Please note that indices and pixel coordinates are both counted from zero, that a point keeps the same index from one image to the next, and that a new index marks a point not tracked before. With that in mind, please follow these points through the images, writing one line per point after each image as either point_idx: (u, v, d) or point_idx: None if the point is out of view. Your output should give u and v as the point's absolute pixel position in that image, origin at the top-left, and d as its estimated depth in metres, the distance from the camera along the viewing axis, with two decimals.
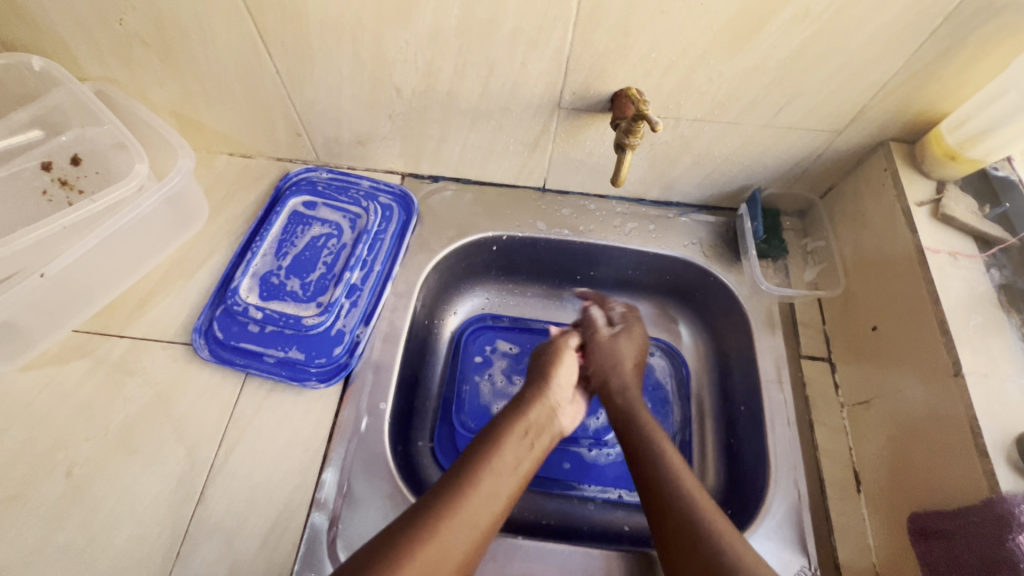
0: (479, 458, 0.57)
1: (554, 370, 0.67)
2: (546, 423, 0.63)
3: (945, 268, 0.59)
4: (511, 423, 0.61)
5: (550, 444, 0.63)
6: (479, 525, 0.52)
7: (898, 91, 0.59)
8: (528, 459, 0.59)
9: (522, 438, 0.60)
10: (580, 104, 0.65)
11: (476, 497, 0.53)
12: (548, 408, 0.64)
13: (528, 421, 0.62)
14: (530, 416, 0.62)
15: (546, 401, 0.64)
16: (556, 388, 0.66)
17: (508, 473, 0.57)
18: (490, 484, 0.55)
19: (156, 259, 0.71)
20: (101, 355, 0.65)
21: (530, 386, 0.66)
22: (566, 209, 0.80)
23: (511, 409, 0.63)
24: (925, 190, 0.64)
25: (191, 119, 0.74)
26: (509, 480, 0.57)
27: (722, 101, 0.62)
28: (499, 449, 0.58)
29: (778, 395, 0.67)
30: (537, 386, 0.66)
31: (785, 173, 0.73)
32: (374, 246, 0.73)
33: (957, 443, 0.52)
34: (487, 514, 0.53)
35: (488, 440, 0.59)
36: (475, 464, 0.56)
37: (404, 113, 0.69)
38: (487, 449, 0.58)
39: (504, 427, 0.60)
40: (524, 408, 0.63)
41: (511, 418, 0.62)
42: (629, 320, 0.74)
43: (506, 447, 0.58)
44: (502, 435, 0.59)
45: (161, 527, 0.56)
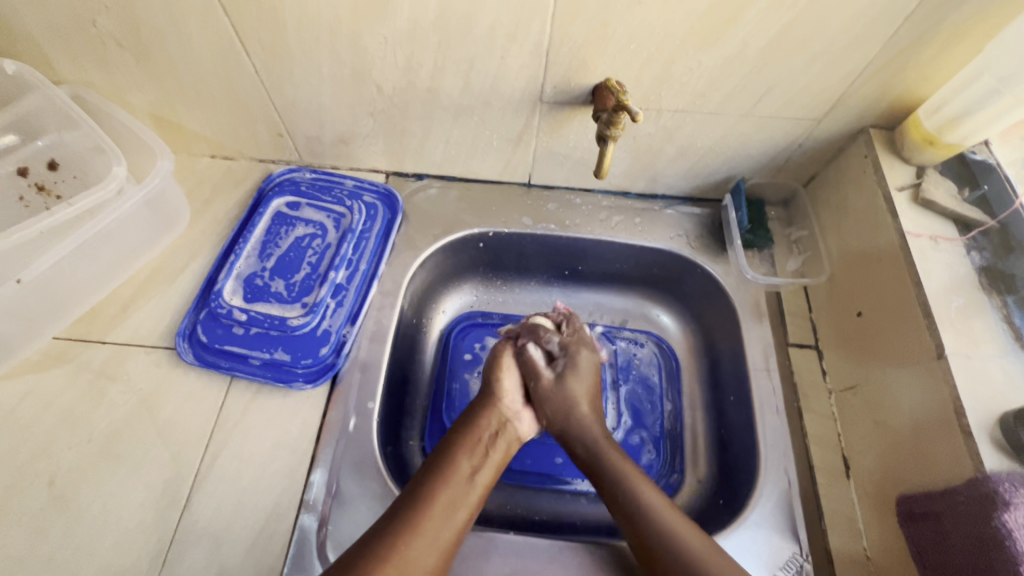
0: (435, 470, 0.57)
1: (501, 380, 0.66)
2: (500, 430, 0.63)
3: (927, 251, 0.59)
4: (465, 433, 0.61)
5: (507, 450, 0.63)
6: (441, 538, 0.53)
7: (875, 77, 0.60)
8: (487, 468, 0.60)
9: (478, 447, 0.60)
10: (561, 98, 0.64)
11: (435, 508, 0.54)
12: (501, 414, 0.64)
13: (480, 430, 0.62)
14: (482, 425, 0.62)
15: (498, 409, 0.64)
16: (507, 394, 0.65)
17: (464, 485, 0.57)
18: (448, 496, 0.55)
19: (138, 263, 0.70)
20: (83, 362, 0.64)
21: (481, 394, 0.65)
22: (552, 204, 0.80)
23: (464, 419, 0.63)
24: (905, 175, 0.64)
25: (171, 121, 0.73)
26: (470, 488, 0.57)
27: (702, 91, 0.62)
28: (454, 460, 0.58)
29: (766, 383, 0.67)
30: (487, 396, 0.65)
31: (768, 163, 0.74)
32: (359, 245, 0.73)
33: (942, 424, 0.52)
34: (448, 525, 0.54)
35: (442, 452, 0.59)
36: (433, 476, 0.56)
37: (385, 110, 0.68)
38: (442, 462, 0.58)
39: (458, 436, 0.61)
40: (476, 417, 0.62)
41: (466, 427, 0.62)
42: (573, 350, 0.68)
43: (462, 456, 0.59)
44: (454, 447, 0.59)
45: (147, 533, 0.55)
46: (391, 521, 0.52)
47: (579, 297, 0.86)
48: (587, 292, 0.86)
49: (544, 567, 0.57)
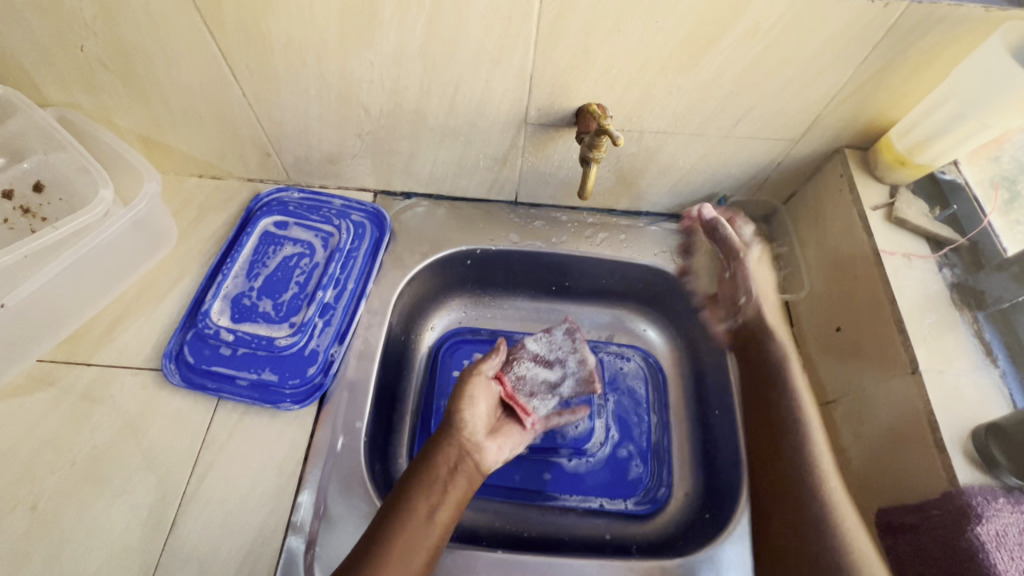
0: (391, 516, 0.55)
1: (461, 412, 0.64)
2: (460, 464, 0.61)
3: (900, 268, 0.61)
4: (424, 472, 0.59)
5: (469, 483, 0.61)
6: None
7: (848, 101, 0.62)
8: (445, 508, 0.57)
9: (437, 485, 0.58)
10: (546, 120, 0.66)
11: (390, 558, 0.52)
12: (460, 447, 0.62)
13: (438, 465, 0.60)
14: (440, 459, 0.60)
15: (456, 441, 0.62)
16: (467, 425, 0.63)
17: (422, 526, 0.55)
18: (404, 542, 0.53)
19: (124, 284, 0.70)
20: (67, 385, 0.63)
21: (441, 427, 0.63)
22: (539, 221, 0.81)
23: (424, 454, 0.61)
24: (880, 194, 0.66)
25: (158, 142, 0.73)
26: (428, 532, 0.55)
27: (683, 113, 0.64)
28: (410, 504, 0.56)
29: (750, 399, 0.69)
30: (448, 428, 0.63)
31: (748, 181, 0.75)
32: (347, 264, 0.73)
33: (918, 438, 0.53)
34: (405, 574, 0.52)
35: (400, 493, 0.57)
36: (389, 521, 0.54)
37: (373, 131, 0.69)
38: (398, 505, 0.55)
39: (416, 475, 0.58)
40: (433, 452, 0.60)
41: (425, 463, 0.60)
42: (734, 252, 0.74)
43: (418, 498, 0.56)
44: (411, 485, 0.57)
45: (132, 558, 0.55)
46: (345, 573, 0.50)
47: (566, 311, 0.87)
48: (574, 307, 0.87)
49: None
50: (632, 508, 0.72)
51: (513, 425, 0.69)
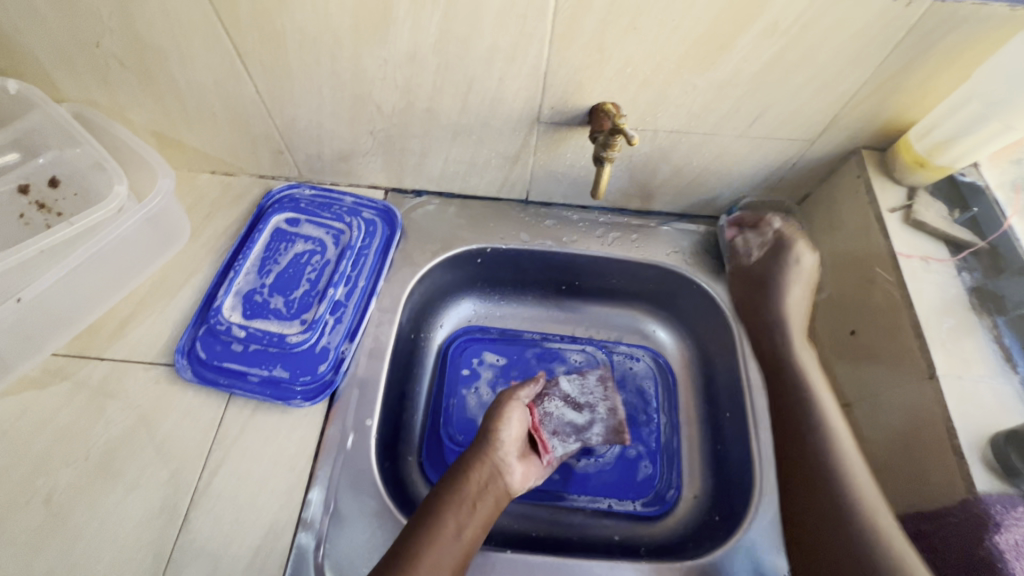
0: (419, 537, 0.54)
1: (498, 430, 0.64)
2: (490, 483, 0.61)
3: (918, 272, 0.60)
4: (454, 493, 0.58)
5: (497, 503, 0.60)
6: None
7: (866, 101, 0.61)
8: (472, 532, 0.57)
9: (465, 508, 0.57)
10: (558, 118, 0.65)
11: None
12: (493, 466, 0.62)
13: (471, 482, 0.60)
14: (472, 477, 0.60)
15: (490, 460, 0.62)
16: (501, 444, 0.63)
17: (450, 543, 0.54)
18: (432, 564, 0.52)
19: (137, 279, 0.71)
20: (81, 379, 0.64)
21: (475, 444, 0.63)
22: (550, 220, 0.81)
23: (456, 475, 0.61)
24: (897, 196, 0.65)
25: (171, 138, 0.74)
26: (455, 556, 0.54)
27: (697, 113, 0.63)
28: (439, 524, 0.55)
29: (762, 400, 0.68)
30: (481, 445, 0.63)
31: (762, 182, 0.75)
32: (358, 261, 0.73)
33: (934, 443, 0.53)
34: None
35: (429, 512, 0.56)
36: (418, 541, 0.53)
37: (385, 129, 0.69)
38: (427, 524, 0.55)
39: (446, 495, 0.58)
40: (466, 469, 0.60)
41: (457, 483, 0.59)
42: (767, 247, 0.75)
43: (448, 518, 0.56)
44: (442, 500, 0.57)
45: (145, 552, 0.55)
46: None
47: (575, 311, 0.86)
48: (584, 307, 0.86)
49: None
50: (641, 509, 0.72)
51: (535, 456, 0.68)
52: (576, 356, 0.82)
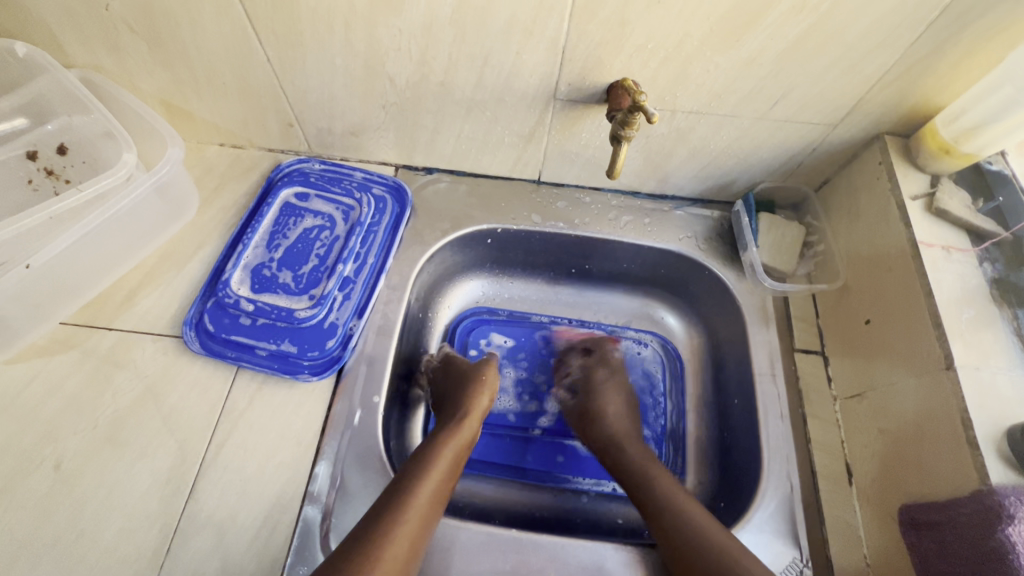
0: (414, 469, 0.57)
1: (483, 387, 0.69)
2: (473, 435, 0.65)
3: (939, 261, 0.59)
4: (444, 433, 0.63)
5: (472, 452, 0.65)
6: (416, 536, 0.53)
7: (893, 84, 0.59)
8: (456, 467, 0.61)
9: (456, 446, 0.62)
10: (576, 95, 0.64)
11: (416, 504, 0.54)
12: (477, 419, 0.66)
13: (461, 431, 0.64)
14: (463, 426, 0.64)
15: (476, 414, 0.66)
16: (484, 399, 0.68)
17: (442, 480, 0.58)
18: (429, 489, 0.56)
19: (145, 250, 0.70)
20: (90, 348, 0.64)
21: (460, 396, 0.67)
22: (562, 201, 0.80)
23: (442, 422, 0.65)
24: (920, 184, 0.64)
25: (180, 108, 0.73)
26: (444, 488, 0.58)
27: (718, 93, 0.62)
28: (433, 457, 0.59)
29: (771, 388, 0.67)
30: (468, 398, 0.67)
31: (780, 167, 0.73)
32: (368, 238, 0.72)
33: (946, 434, 0.52)
34: (423, 524, 0.54)
35: (423, 450, 0.60)
36: (414, 471, 0.57)
37: (397, 103, 0.68)
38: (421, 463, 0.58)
39: (438, 437, 0.62)
40: (458, 418, 0.65)
41: (445, 427, 0.64)
42: (591, 371, 0.75)
43: (444, 454, 0.60)
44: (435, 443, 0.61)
45: (152, 520, 0.56)
46: (377, 521, 0.52)
47: (583, 295, 0.86)
48: (593, 291, 0.86)
49: (545, 563, 0.58)
50: None
51: None
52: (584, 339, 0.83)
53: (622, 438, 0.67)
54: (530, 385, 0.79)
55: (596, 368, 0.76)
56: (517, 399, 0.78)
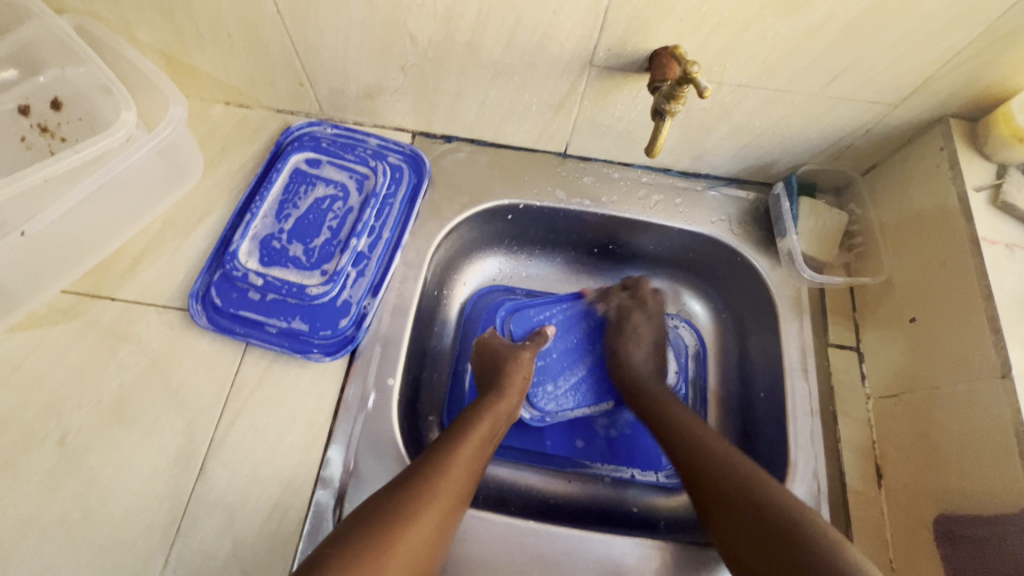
0: (448, 441, 0.56)
1: (519, 368, 0.67)
2: (510, 413, 0.64)
3: (1002, 260, 0.55)
4: (483, 407, 0.62)
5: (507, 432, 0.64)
6: (454, 499, 0.52)
7: (970, 61, 0.53)
8: (494, 440, 0.61)
9: (492, 421, 0.61)
10: (615, 62, 0.58)
11: (453, 475, 0.53)
12: (517, 398, 0.65)
13: (499, 409, 0.63)
14: (501, 405, 0.63)
15: (514, 393, 0.65)
16: (517, 379, 0.66)
17: (479, 453, 0.57)
18: (466, 456, 0.55)
19: (148, 216, 0.66)
20: (92, 319, 0.61)
21: (499, 374, 0.66)
22: (588, 176, 0.75)
23: (480, 397, 0.65)
24: (984, 174, 0.59)
25: (182, 61, 0.67)
26: (480, 460, 0.57)
27: (773, 65, 0.56)
28: (472, 426, 0.59)
29: (802, 384, 0.64)
30: (505, 376, 0.66)
31: (827, 148, 0.68)
32: (383, 211, 0.68)
33: (995, 443, 0.49)
34: (460, 493, 0.53)
35: (461, 422, 0.59)
36: (447, 444, 0.56)
37: (419, 64, 0.62)
38: (457, 435, 0.57)
39: (476, 411, 0.61)
40: (497, 397, 0.64)
41: (481, 402, 0.63)
42: (629, 312, 0.75)
43: (481, 426, 0.59)
44: (472, 418, 0.60)
45: (161, 499, 0.54)
46: (406, 490, 0.50)
47: (605, 276, 0.82)
48: (614, 272, 0.82)
49: (562, 556, 0.57)
50: (663, 481, 0.72)
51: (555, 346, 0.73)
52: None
53: (636, 377, 0.71)
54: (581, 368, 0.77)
55: (637, 309, 0.76)
56: (572, 390, 0.76)
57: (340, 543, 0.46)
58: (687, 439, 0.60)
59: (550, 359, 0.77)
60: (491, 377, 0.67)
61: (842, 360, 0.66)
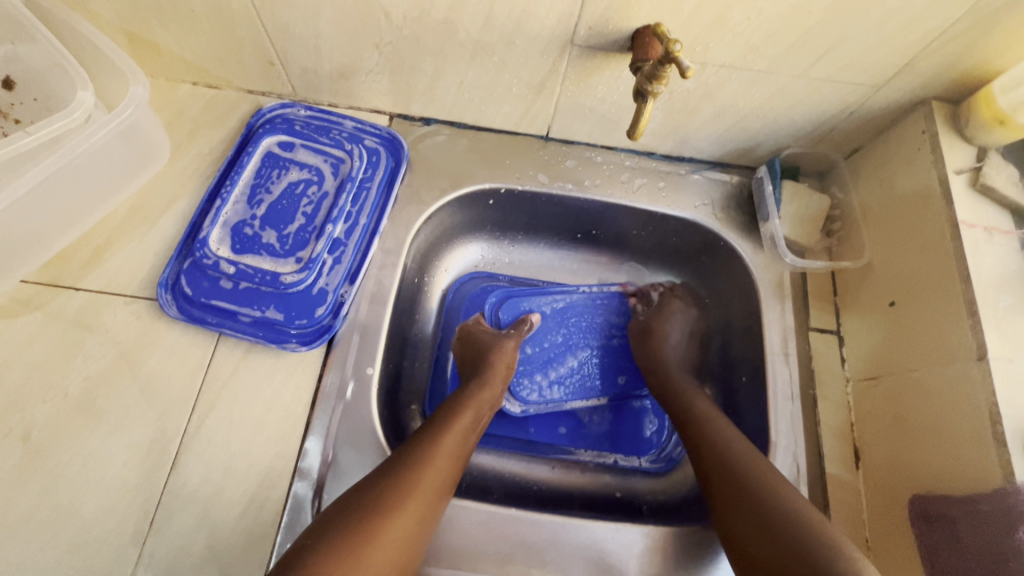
0: (430, 431, 0.55)
1: (501, 357, 0.66)
2: (493, 403, 0.63)
3: (979, 243, 0.55)
4: (466, 396, 0.61)
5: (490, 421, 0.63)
6: (438, 489, 0.51)
7: (953, 42, 0.53)
8: (477, 429, 0.60)
9: (474, 410, 0.60)
10: (596, 41, 0.56)
11: (436, 465, 0.52)
12: (499, 386, 0.64)
13: (482, 399, 0.62)
14: (484, 394, 0.62)
15: (496, 382, 0.64)
16: (499, 368, 0.65)
17: (462, 443, 0.56)
18: (450, 446, 0.55)
19: (112, 202, 0.63)
20: (56, 310, 0.58)
21: (481, 365, 0.65)
22: (571, 160, 0.73)
23: (462, 386, 0.64)
24: (965, 156, 0.59)
25: (144, 39, 0.64)
26: (463, 449, 0.56)
27: (757, 45, 0.55)
28: (455, 416, 0.58)
29: (783, 368, 0.65)
30: (485, 365, 0.65)
31: (811, 131, 0.67)
32: (360, 195, 0.66)
33: (970, 425, 0.50)
34: (444, 483, 0.52)
35: (442, 412, 0.58)
36: (429, 435, 0.55)
37: (394, 43, 0.60)
38: (440, 425, 0.56)
39: (457, 400, 0.60)
40: (479, 387, 0.63)
41: (463, 392, 0.62)
42: (665, 302, 0.75)
43: (463, 416, 0.58)
44: (454, 408, 0.59)
45: (134, 494, 0.53)
46: (387, 480, 0.49)
47: (588, 261, 0.81)
48: (596, 257, 0.81)
49: (546, 543, 0.57)
50: (646, 466, 0.72)
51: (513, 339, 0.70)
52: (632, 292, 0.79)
53: (661, 361, 0.70)
54: (569, 362, 0.75)
55: (672, 302, 0.75)
56: (560, 382, 0.74)
57: (321, 534, 0.45)
58: (721, 460, 0.55)
59: (538, 349, 0.75)
60: (474, 366, 0.66)
61: (823, 344, 0.66)
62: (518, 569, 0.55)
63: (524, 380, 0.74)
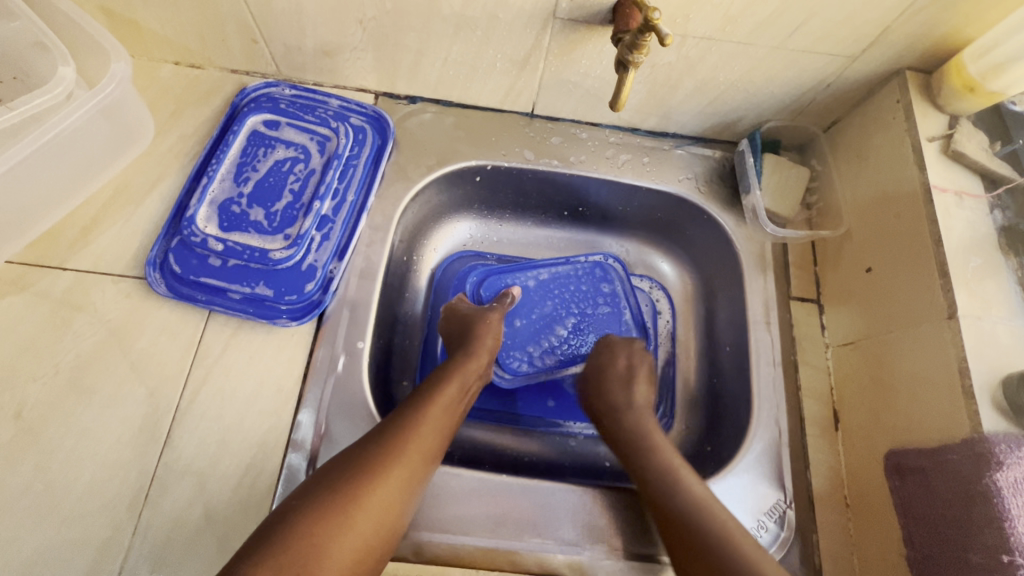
0: (417, 400, 0.56)
1: (486, 332, 0.67)
2: (479, 375, 0.64)
3: (951, 208, 0.57)
4: (452, 368, 0.62)
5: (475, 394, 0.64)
6: (423, 455, 0.52)
7: (925, 11, 0.54)
8: (463, 401, 0.61)
9: (461, 381, 0.61)
10: (578, 14, 0.57)
11: (421, 433, 0.53)
12: (486, 360, 0.65)
13: (468, 371, 0.63)
14: (470, 366, 0.63)
15: (482, 356, 0.65)
16: (485, 343, 0.66)
17: (447, 413, 0.57)
18: (435, 415, 0.56)
19: (96, 182, 0.63)
20: (43, 289, 0.58)
21: (467, 340, 0.66)
22: (556, 136, 0.74)
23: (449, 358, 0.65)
24: (938, 124, 0.61)
25: (124, 18, 0.63)
26: (448, 419, 0.57)
27: (735, 17, 0.56)
28: (440, 387, 0.59)
29: (765, 335, 0.66)
30: (471, 339, 0.66)
31: (790, 104, 0.69)
32: (346, 173, 0.66)
33: (942, 381, 0.52)
34: (430, 451, 0.53)
35: (428, 383, 0.59)
36: (417, 404, 0.56)
37: (377, 18, 0.60)
38: (426, 396, 0.57)
39: (443, 372, 0.61)
40: (465, 359, 0.63)
41: (449, 363, 0.63)
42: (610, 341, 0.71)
43: (449, 386, 0.59)
44: (440, 380, 0.60)
45: (127, 469, 0.53)
46: (376, 447, 0.50)
47: (575, 238, 0.83)
48: (584, 235, 0.83)
49: (535, 509, 0.58)
50: None
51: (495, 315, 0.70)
52: (616, 264, 0.80)
53: (647, 444, 0.59)
54: (558, 332, 0.76)
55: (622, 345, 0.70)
56: (550, 352, 0.76)
57: (306, 495, 0.46)
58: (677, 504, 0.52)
59: (527, 321, 0.77)
60: (461, 339, 0.67)
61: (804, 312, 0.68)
62: (510, 535, 0.56)
63: (514, 351, 0.75)
